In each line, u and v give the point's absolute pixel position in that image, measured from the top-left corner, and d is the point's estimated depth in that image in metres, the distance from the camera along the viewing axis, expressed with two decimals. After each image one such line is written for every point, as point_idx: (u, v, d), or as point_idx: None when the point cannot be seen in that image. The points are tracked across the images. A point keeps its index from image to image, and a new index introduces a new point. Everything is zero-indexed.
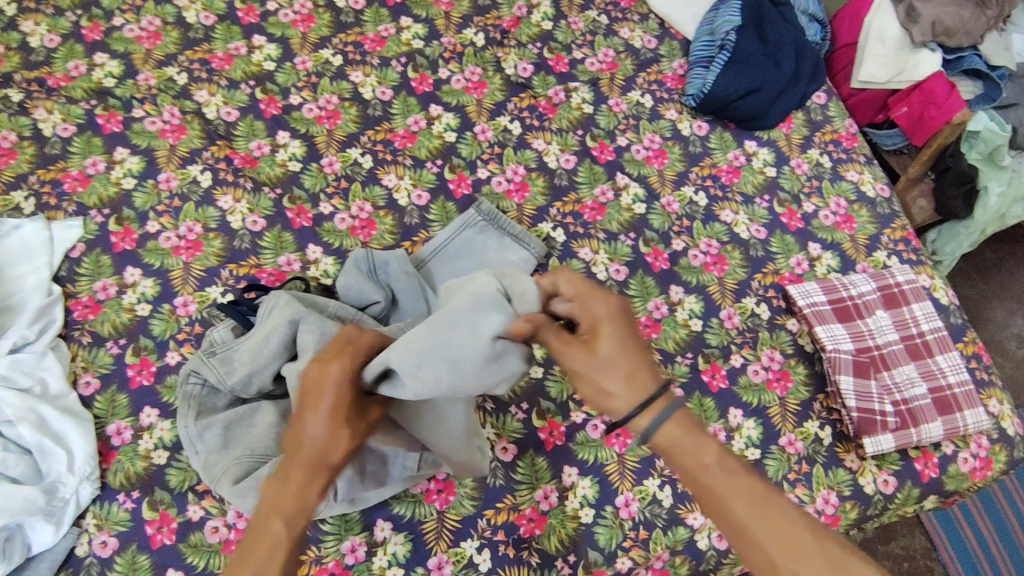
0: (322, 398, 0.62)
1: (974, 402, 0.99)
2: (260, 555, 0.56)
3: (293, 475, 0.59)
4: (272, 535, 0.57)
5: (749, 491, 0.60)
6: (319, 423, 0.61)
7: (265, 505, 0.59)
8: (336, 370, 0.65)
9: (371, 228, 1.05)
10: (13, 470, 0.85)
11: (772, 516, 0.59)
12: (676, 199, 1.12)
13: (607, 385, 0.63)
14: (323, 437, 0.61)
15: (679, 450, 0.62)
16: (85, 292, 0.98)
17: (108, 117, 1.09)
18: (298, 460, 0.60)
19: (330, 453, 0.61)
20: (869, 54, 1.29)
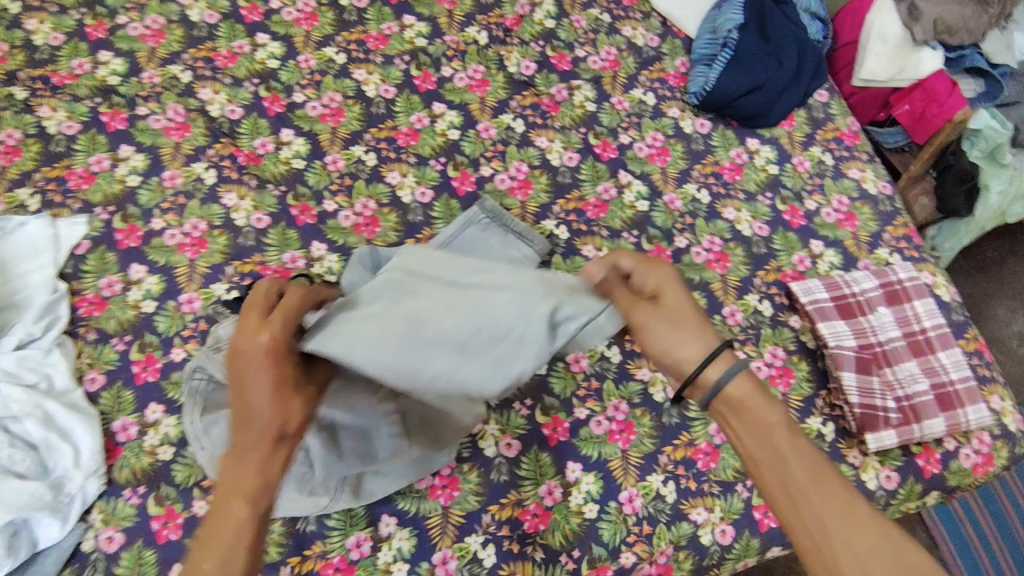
0: (257, 365, 0.61)
1: (976, 398, 1.00)
2: (225, 533, 0.54)
3: (248, 446, 0.58)
4: (233, 515, 0.55)
5: (811, 459, 0.59)
6: (261, 388, 0.60)
7: (220, 488, 0.57)
8: (266, 331, 0.62)
9: (375, 226, 1.05)
10: (20, 465, 0.85)
11: (836, 490, 0.58)
12: (679, 196, 1.12)
13: (675, 343, 0.64)
14: (268, 401, 0.59)
15: (748, 411, 0.62)
16: (90, 289, 0.98)
17: (112, 114, 1.10)
18: (248, 431, 0.58)
19: (278, 415, 0.59)
20: (871, 53, 1.28)
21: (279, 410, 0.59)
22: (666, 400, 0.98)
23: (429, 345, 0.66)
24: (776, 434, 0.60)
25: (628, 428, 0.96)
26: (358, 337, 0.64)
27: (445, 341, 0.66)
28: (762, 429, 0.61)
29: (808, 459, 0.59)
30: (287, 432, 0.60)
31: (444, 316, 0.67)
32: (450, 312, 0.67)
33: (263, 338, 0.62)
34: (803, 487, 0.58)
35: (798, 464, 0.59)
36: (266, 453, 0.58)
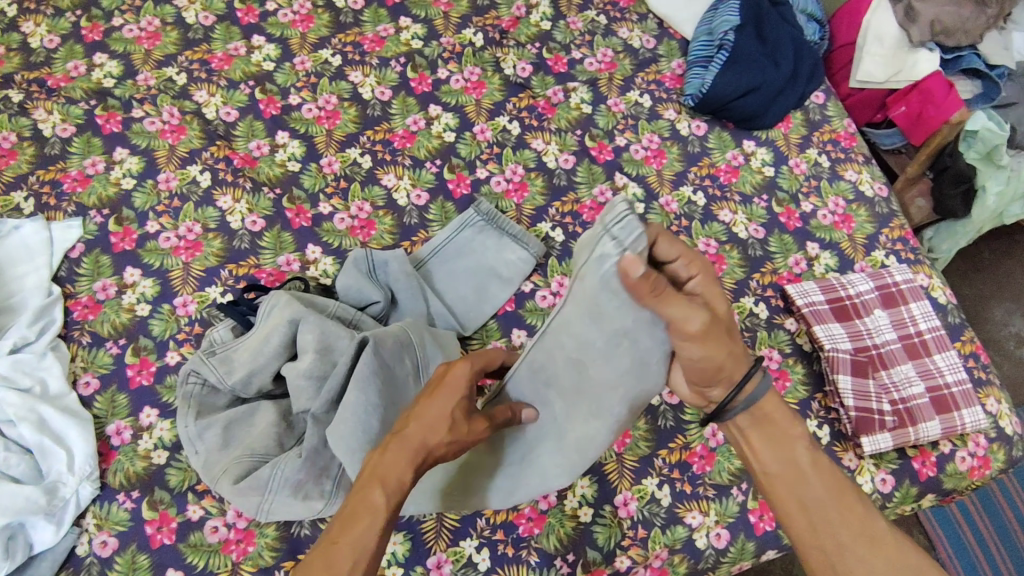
0: (440, 386, 0.65)
1: (972, 401, 0.99)
2: (356, 526, 0.57)
3: (403, 445, 0.61)
4: (370, 503, 0.58)
5: (829, 474, 0.67)
6: (442, 404, 0.63)
7: (362, 476, 0.61)
8: (461, 371, 0.66)
9: (370, 228, 1.05)
10: (15, 469, 0.85)
11: (849, 500, 0.66)
12: (675, 199, 1.12)
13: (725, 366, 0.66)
14: (432, 420, 0.62)
15: (772, 423, 0.69)
16: (84, 292, 0.98)
17: (107, 117, 1.09)
18: (401, 436, 0.62)
19: (430, 436, 0.62)
20: (868, 53, 1.30)
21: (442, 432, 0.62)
22: (661, 403, 0.98)
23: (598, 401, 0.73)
24: (793, 448, 0.68)
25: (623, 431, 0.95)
26: (544, 434, 0.78)
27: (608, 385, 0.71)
28: (784, 446, 0.68)
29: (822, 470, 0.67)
30: (435, 456, 0.63)
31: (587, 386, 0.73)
32: (591, 381, 0.71)
33: (457, 371, 0.65)
34: (819, 498, 0.66)
35: (814, 476, 0.67)
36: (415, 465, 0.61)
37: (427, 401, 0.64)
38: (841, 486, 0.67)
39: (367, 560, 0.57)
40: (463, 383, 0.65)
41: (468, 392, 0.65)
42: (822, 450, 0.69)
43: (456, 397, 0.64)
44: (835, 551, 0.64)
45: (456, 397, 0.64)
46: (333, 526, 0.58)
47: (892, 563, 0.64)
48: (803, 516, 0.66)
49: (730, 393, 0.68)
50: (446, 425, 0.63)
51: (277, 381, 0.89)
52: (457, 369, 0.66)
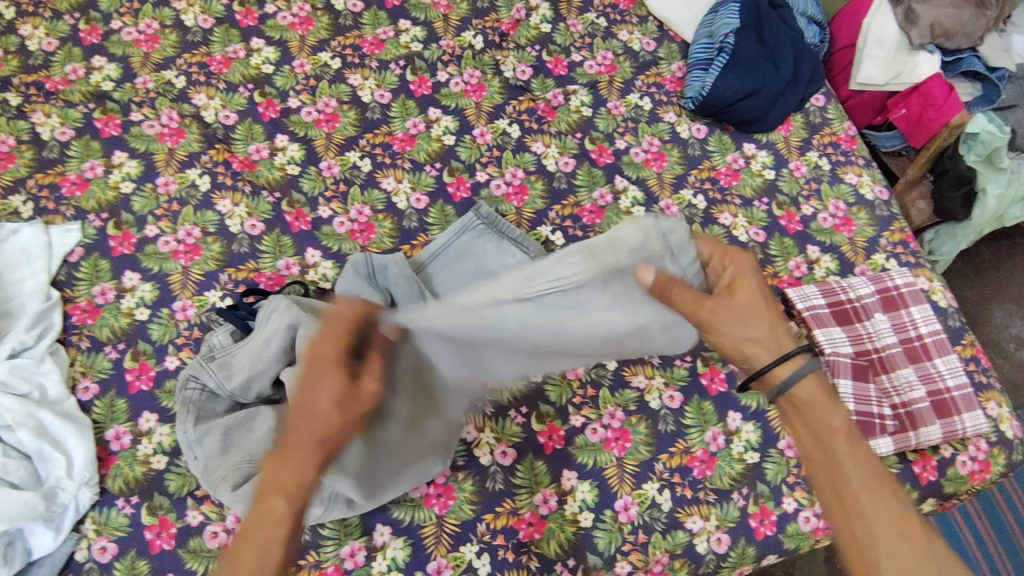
0: (306, 376, 0.65)
1: (973, 405, 0.99)
2: (258, 536, 0.61)
3: (293, 447, 0.63)
4: (272, 516, 0.61)
5: (867, 463, 0.67)
6: (325, 392, 0.64)
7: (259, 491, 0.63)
8: (330, 349, 0.65)
9: (370, 232, 1.05)
10: (13, 475, 0.85)
11: (884, 488, 0.66)
12: (675, 202, 1.12)
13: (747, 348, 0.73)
14: (316, 412, 0.63)
15: (814, 409, 0.70)
16: (83, 297, 0.98)
17: (106, 120, 1.09)
18: (291, 437, 0.63)
19: (321, 426, 0.63)
20: (868, 56, 1.30)
21: (330, 421, 0.63)
22: (661, 407, 0.98)
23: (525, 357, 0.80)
24: (833, 437, 0.69)
25: (623, 435, 0.95)
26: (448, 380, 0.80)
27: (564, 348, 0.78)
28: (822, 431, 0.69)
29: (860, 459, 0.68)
30: (331, 445, 0.64)
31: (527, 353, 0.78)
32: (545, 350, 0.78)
33: (322, 353, 0.65)
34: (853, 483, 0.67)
35: (851, 462, 0.67)
36: (310, 459, 0.62)
37: (300, 391, 0.65)
38: (878, 475, 0.67)
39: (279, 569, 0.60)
40: (334, 361, 0.65)
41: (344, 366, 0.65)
42: (864, 441, 0.69)
43: (331, 376, 0.64)
44: (863, 530, 0.65)
45: (329, 377, 0.64)
46: (236, 542, 0.61)
47: (923, 557, 0.63)
48: (838, 496, 0.67)
49: (771, 363, 0.71)
50: (336, 410, 0.63)
51: (276, 386, 0.89)
52: (325, 348, 0.65)
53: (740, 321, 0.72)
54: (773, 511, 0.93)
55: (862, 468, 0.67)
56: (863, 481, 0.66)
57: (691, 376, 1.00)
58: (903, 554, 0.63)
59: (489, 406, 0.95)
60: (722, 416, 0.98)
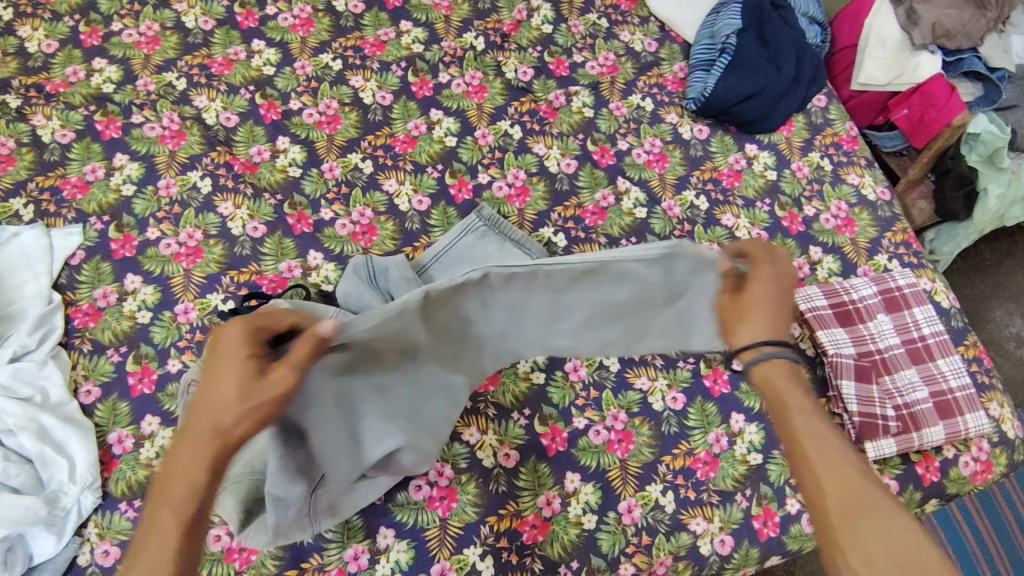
0: (218, 368, 0.56)
1: (975, 406, 0.99)
2: (157, 542, 0.54)
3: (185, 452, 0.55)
4: (164, 523, 0.54)
5: (820, 434, 0.64)
6: (227, 381, 0.55)
7: (155, 493, 0.56)
8: (235, 334, 0.57)
9: (372, 234, 1.05)
10: (14, 479, 0.85)
11: (837, 454, 0.62)
12: (677, 203, 1.12)
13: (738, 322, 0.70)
14: (219, 399, 0.55)
15: (770, 383, 0.68)
16: (85, 300, 0.98)
17: (107, 122, 1.09)
18: (186, 438, 0.56)
19: (223, 419, 0.55)
20: (869, 56, 1.29)
21: (226, 405, 0.55)
22: (664, 409, 0.98)
23: (581, 340, 0.78)
24: (787, 413, 0.66)
25: (627, 437, 0.95)
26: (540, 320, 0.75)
27: (620, 336, 0.78)
28: (780, 405, 0.66)
29: (815, 428, 0.64)
30: (228, 435, 0.55)
31: (618, 294, 0.71)
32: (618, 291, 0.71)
33: (232, 337, 0.57)
34: (808, 450, 0.63)
35: (807, 432, 0.64)
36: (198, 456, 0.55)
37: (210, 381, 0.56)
38: (833, 443, 0.63)
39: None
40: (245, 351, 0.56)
41: (250, 349, 0.57)
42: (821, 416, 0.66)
43: (245, 370, 0.56)
44: (818, 498, 0.61)
45: (236, 360, 0.56)
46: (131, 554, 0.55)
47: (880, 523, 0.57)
48: (797, 468, 0.64)
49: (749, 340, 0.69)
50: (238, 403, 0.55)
51: None
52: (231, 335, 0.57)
53: (743, 321, 0.69)
54: (776, 512, 0.93)
55: (816, 437, 0.63)
56: (818, 449, 0.63)
57: (693, 378, 1.00)
58: (860, 523, 0.57)
59: (491, 409, 0.95)
60: (724, 417, 0.98)
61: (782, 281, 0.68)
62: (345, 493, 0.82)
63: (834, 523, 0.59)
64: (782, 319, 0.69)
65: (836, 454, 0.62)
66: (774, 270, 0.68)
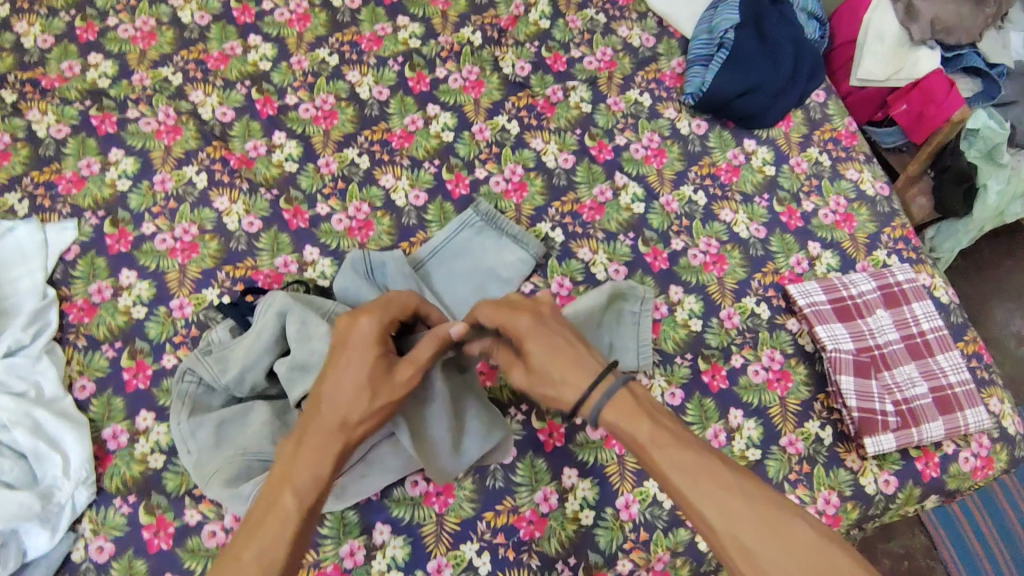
0: (349, 357, 0.71)
1: (975, 402, 0.99)
2: (271, 520, 0.62)
3: (309, 438, 0.67)
4: (281, 504, 0.63)
5: (680, 462, 0.64)
6: (354, 372, 0.70)
7: (277, 476, 0.65)
8: (369, 329, 0.72)
9: (368, 229, 1.04)
10: (8, 474, 0.85)
11: (705, 475, 0.63)
12: (675, 198, 1.12)
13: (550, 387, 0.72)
14: (347, 389, 0.69)
15: (619, 430, 0.68)
16: (80, 295, 0.97)
17: (102, 118, 1.08)
18: (315, 421, 0.68)
19: (349, 411, 0.68)
20: (868, 52, 1.28)
21: (351, 399, 0.69)
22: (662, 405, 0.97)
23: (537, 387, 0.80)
24: (647, 454, 0.66)
25: None
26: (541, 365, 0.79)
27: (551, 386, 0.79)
28: (636, 450, 0.67)
29: (678, 455, 0.65)
30: (351, 419, 0.68)
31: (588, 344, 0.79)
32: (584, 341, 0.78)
33: (363, 332, 0.72)
34: (678, 486, 0.64)
35: (668, 466, 0.65)
36: (323, 442, 0.66)
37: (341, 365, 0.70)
38: (702, 471, 0.63)
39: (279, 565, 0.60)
40: (372, 342, 0.72)
41: (377, 349, 0.72)
42: (672, 441, 0.66)
43: (371, 366, 0.70)
44: (718, 541, 0.61)
45: (369, 358, 0.71)
46: (238, 538, 0.62)
47: (766, 534, 0.60)
48: (685, 507, 0.64)
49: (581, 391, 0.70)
50: (366, 393, 0.69)
51: (272, 379, 0.89)
52: (362, 330, 0.72)
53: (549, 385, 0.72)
54: None
55: (686, 472, 0.64)
56: (685, 480, 0.63)
57: (692, 374, 0.99)
58: (757, 548, 0.59)
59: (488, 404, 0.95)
60: (723, 413, 0.97)
61: (548, 335, 0.74)
62: (357, 476, 0.84)
63: (733, 554, 0.60)
64: (572, 355, 0.72)
65: (704, 472, 0.64)
66: (529, 322, 0.74)
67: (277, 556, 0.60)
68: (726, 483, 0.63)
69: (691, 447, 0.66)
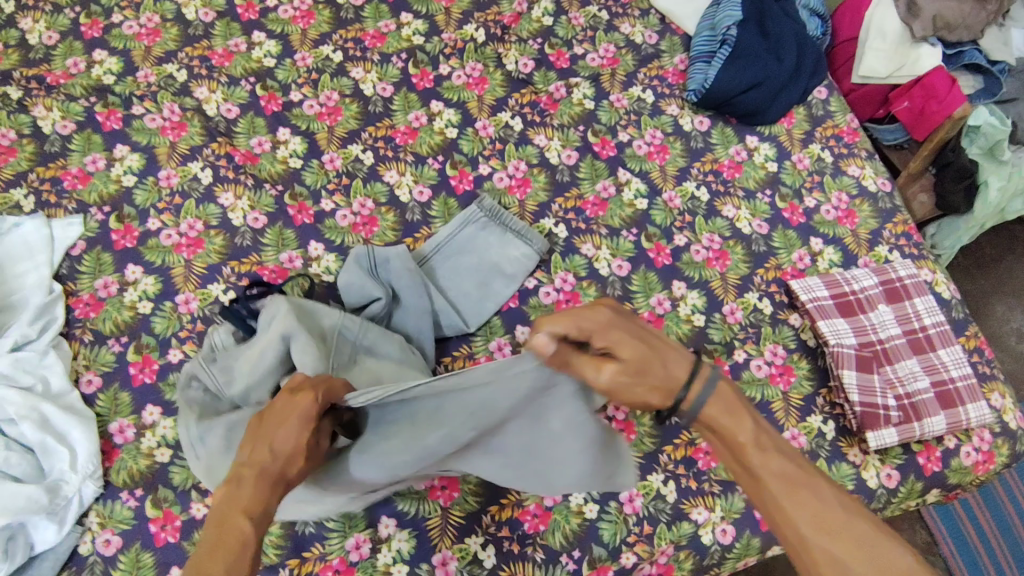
0: (288, 417, 0.64)
1: (977, 396, 1.00)
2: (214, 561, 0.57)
3: (243, 484, 0.61)
4: (238, 532, 0.58)
5: (780, 469, 0.65)
6: (287, 438, 0.63)
7: (217, 512, 0.60)
8: (309, 402, 0.65)
9: (373, 225, 1.05)
10: (16, 468, 0.85)
11: (804, 484, 0.64)
12: (678, 194, 1.12)
13: (654, 381, 0.68)
14: (281, 451, 0.62)
15: (720, 429, 0.68)
16: (86, 290, 0.98)
17: (108, 114, 1.09)
18: (251, 469, 0.61)
19: (285, 468, 0.63)
20: (870, 49, 1.28)
21: (285, 458, 0.62)
22: None
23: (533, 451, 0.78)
24: (747, 457, 0.66)
25: (628, 427, 0.95)
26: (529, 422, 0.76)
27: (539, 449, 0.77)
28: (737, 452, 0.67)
29: (781, 461, 0.65)
30: (286, 478, 0.63)
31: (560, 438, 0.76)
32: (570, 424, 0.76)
33: (301, 402, 0.65)
34: (775, 493, 0.64)
35: (768, 473, 0.65)
36: (260, 492, 0.61)
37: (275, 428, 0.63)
38: (798, 480, 0.64)
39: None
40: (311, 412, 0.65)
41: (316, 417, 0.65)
42: (775, 446, 0.66)
43: (306, 432, 0.64)
44: (806, 548, 0.62)
45: (305, 426, 0.64)
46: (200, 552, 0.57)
47: (860, 556, 0.60)
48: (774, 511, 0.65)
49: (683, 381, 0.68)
50: (298, 458, 0.64)
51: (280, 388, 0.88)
52: (301, 401, 0.64)
53: (654, 378, 0.68)
54: None
55: (783, 479, 0.64)
56: (784, 488, 0.64)
57: None
58: (849, 566, 0.60)
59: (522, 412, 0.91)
60: None
61: (628, 335, 0.68)
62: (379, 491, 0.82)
63: (823, 568, 0.60)
64: (659, 344, 0.69)
65: (805, 481, 0.64)
66: (613, 314, 0.68)
67: None
68: (825, 493, 0.63)
69: (793, 454, 0.66)
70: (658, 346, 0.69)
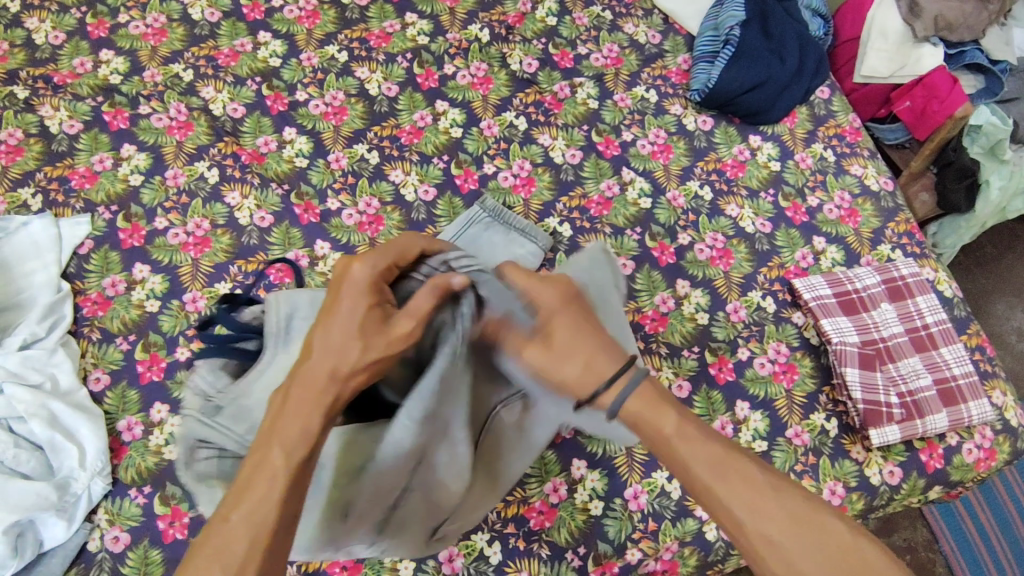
0: (341, 303, 0.59)
1: (979, 393, 1.00)
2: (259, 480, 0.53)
3: (296, 389, 0.56)
4: (268, 463, 0.53)
5: (710, 456, 0.57)
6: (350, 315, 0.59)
7: (264, 428, 0.56)
8: (359, 272, 0.61)
9: (378, 224, 1.05)
10: (25, 466, 0.86)
11: (738, 471, 0.57)
12: (681, 193, 1.13)
13: (565, 372, 0.63)
14: (332, 341, 0.58)
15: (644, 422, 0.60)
16: (94, 289, 0.98)
17: (114, 113, 1.09)
18: (300, 376, 0.57)
19: (342, 356, 0.57)
20: (872, 49, 1.30)
21: (341, 346, 0.57)
22: None
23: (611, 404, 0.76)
24: (677, 451, 0.58)
25: None
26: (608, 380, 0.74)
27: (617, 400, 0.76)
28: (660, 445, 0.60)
29: (706, 444, 0.58)
30: (343, 372, 0.57)
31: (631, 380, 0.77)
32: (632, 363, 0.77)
33: (355, 275, 0.61)
34: (705, 481, 0.57)
35: (699, 464, 0.57)
36: (315, 395, 0.56)
37: (334, 308, 0.59)
38: (728, 463, 0.57)
39: (267, 534, 0.51)
40: (368, 286, 0.61)
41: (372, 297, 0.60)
42: (699, 428, 0.59)
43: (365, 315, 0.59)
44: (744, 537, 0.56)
45: (361, 302, 0.59)
46: (228, 497, 0.53)
47: (797, 537, 0.54)
48: (713, 510, 0.58)
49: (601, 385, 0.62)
50: (356, 345, 0.58)
51: None
52: (355, 272, 0.61)
53: (570, 366, 0.63)
54: None
55: (712, 464, 0.57)
56: (714, 476, 0.57)
57: (699, 366, 1.00)
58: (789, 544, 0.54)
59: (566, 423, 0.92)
60: (730, 405, 0.98)
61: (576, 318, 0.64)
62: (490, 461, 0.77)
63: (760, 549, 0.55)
64: (602, 338, 0.64)
65: (732, 463, 0.57)
66: (553, 297, 0.65)
67: (269, 518, 0.52)
68: (754, 473, 0.57)
69: (713, 433, 0.59)
70: (595, 337, 0.64)
